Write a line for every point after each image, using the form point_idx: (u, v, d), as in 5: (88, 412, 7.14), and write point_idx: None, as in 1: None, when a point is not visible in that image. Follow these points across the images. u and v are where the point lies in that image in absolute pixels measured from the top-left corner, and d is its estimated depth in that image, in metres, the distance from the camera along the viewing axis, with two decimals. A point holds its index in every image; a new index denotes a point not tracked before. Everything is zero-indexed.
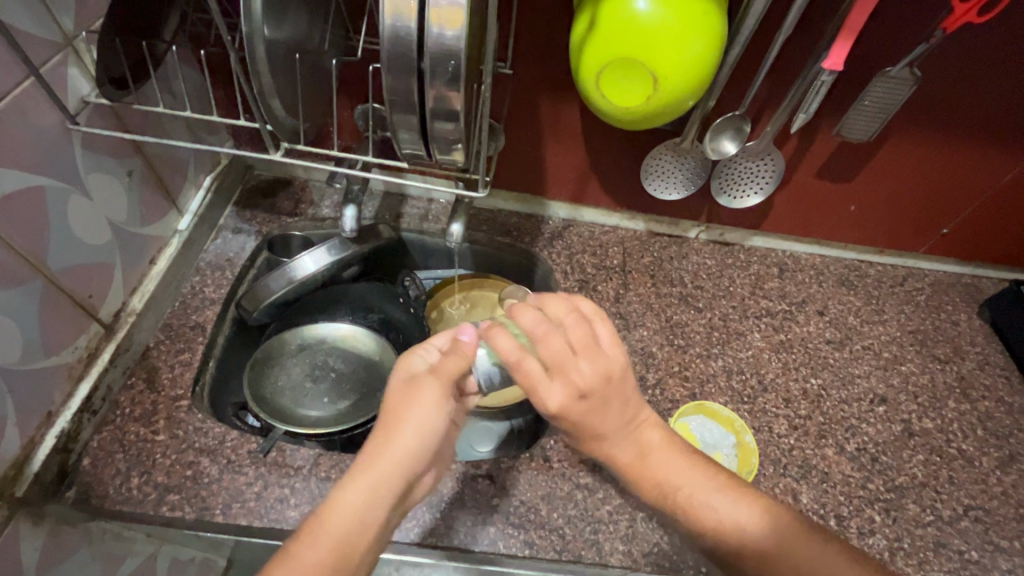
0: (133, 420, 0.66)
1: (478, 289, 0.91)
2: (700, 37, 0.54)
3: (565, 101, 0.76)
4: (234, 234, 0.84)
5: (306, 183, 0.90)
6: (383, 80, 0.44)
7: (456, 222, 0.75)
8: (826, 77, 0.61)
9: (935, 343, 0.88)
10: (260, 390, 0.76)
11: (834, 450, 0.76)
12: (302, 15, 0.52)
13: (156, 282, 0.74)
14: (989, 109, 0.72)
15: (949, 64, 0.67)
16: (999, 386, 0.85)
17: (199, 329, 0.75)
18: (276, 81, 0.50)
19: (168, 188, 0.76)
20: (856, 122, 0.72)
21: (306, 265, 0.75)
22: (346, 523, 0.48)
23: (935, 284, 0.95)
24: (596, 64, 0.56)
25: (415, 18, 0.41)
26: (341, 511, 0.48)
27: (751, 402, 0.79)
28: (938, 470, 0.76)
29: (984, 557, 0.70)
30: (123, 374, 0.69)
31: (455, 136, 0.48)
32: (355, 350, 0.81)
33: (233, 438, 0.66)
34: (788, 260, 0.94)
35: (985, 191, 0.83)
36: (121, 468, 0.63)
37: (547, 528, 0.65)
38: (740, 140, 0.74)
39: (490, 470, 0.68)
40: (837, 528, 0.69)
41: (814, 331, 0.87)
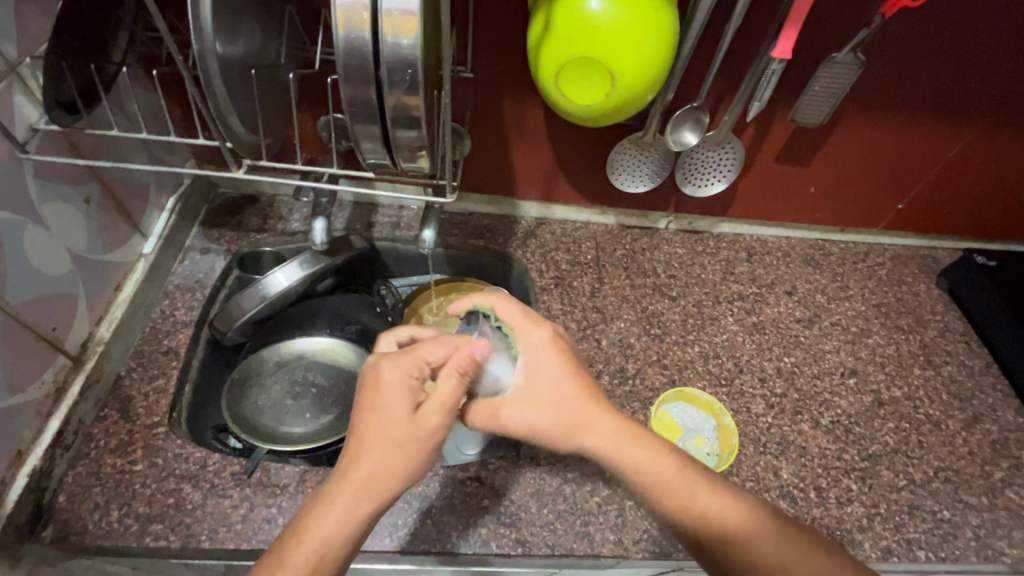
0: (109, 452, 0.65)
1: (455, 292, 0.90)
2: (652, 33, 0.55)
3: (528, 102, 0.76)
4: (202, 254, 0.82)
5: (273, 198, 0.89)
6: (342, 91, 0.44)
7: (428, 229, 0.75)
8: (776, 66, 0.63)
9: (898, 315, 0.92)
10: (240, 411, 0.75)
11: (810, 425, 0.78)
12: (256, 30, 0.52)
13: (124, 308, 0.72)
14: (932, 86, 0.75)
15: (891, 46, 0.70)
16: (959, 350, 0.90)
17: (172, 354, 0.73)
18: (233, 98, 0.50)
19: (129, 211, 0.74)
20: (808, 107, 0.74)
21: (278, 281, 0.74)
22: (327, 551, 0.44)
23: (895, 257, 0.99)
24: (554, 64, 0.57)
25: (368, 28, 0.41)
26: (323, 535, 0.45)
27: (729, 385, 0.81)
28: (907, 436, 0.79)
29: (955, 515, 0.73)
30: (95, 406, 0.67)
31: (418, 143, 0.48)
32: (335, 363, 0.80)
33: (214, 462, 0.65)
34: (755, 244, 0.97)
35: (935, 165, 0.87)
36: (99, 502, 0.62)
37: (538, 524, 0.65)
38: (700, 131, 0.76)
39: (478, 472, 0.68)
40: (817, 500, 0.72)
41: (784, 311, 0.90)
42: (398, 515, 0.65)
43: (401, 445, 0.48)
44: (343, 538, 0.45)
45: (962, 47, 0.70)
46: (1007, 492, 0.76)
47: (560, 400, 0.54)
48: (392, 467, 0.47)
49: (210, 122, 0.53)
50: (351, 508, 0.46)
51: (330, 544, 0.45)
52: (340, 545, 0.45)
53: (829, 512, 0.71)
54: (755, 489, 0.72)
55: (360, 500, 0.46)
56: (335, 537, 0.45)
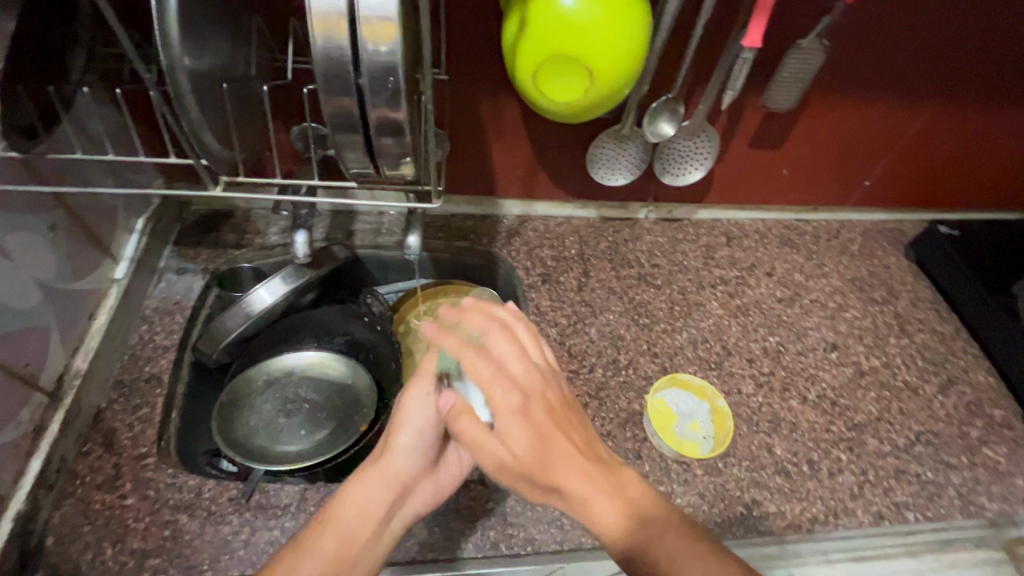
0: (95, 489, 0.62)
1: (443, 297, 0.89)
2: (627, 28, 0.55)
3: (505, 101, 0.76)
4: (178, 275, 0.80)
5: (248, 212, 0.86)
6: (322, 102, 0.43)
7: (412, 234, 0.74)
8: (747, 54, 0.64)
9: (872, 288, 0.96)
10: (232, 435, 0.72)
11: (798, 401, 0.81)
12: (224, 43, 0.50)
13: (100, 336, 0.70)
14: (891, 65, 0.78)
15: (851, 30, 0.73)
16: (930, 318, 0.94)
17: (155, 381, 0.71)
18: (206, 114, 0.48)
19: (98, 236, 0.71)
20: (777, 92, 0.76)
21: (261, 298, 0.72)
22: (348, 519, 0.53)
23: (865, 232, 1.03)
24: (531, 63, 0.57)
25: (347, 37, 0.40)
26: (345, 507, 0.53)
27: (719, 367, 0.83)
28: (889, 404, 0.82)
29: (938, 476, 0.76)
30: (77, 442, 0.65)
31: (402, 151, 0.48)
32: (326, 376, 0.79)
33: (210, 488, 0.64)
34: (733, 228, 0.99)
35: (898, 142, 0.90)
36: (90, 542, 0.59)
37: (545, 521, 0.66)
38: (676, 121, 0.76)
39: (482, 475, 0.68)
40: (810, 472, 0.74)
41: (766, 292, 0.93)
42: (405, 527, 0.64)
43: (401, 422, 0.56)
44: (359, 509, 0.53)
45: (918, 25, 0.73)
46: (983, 450, 0.79)
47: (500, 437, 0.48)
48: (394, 441, 0.56)
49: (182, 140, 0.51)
50: (367, 484, 0.54)
51: (351, 516, 0.53)
52: (357, 517, 0.53)
53: (822, 483, 0.73)
54: (752, 468, 0.73)
55: (372, 474, 0.55)
56: (351, 508, 0.53)
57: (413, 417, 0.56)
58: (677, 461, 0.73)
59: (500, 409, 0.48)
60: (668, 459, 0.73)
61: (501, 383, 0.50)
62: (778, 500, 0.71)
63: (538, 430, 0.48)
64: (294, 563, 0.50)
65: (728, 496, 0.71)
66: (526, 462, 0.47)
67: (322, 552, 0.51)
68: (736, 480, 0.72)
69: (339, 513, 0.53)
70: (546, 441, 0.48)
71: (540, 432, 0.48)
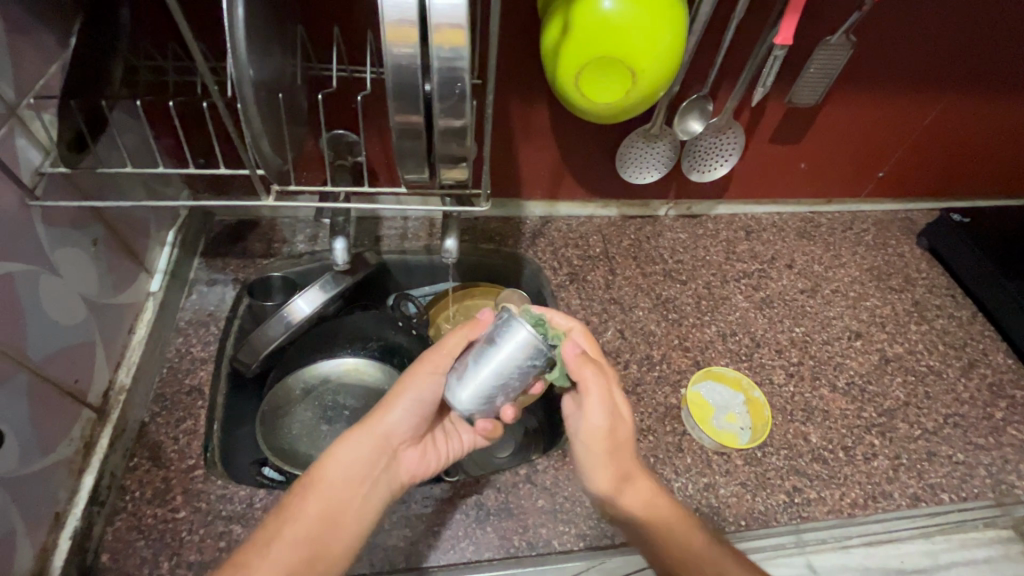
0: (147, 503, 0.62)
1: (470, 298, 0.91)
2: (668, 26, 0.56)
3: (533, 104, 0.77)
4: (209, 287, 0.79)
5: (274, 222, 0.86)
6: (391, 110, 0.43)
7: (449, 238, 0.74)
8: (779, 51, 0.65)
9: (888, 276, 0.98)
10: (277, 444, 0.74)
11: (829, 389, 0.83)
12: (277, 54, 0.51)
13: (140, 350, 0.69)
14: (906, 57, 0.80)
15: (869, 26, 0.75)
16: (947, 304, 0.96)
17: (196, 393, 0.70)
18: (264, 125, 0.48)
19: (135, 250, 0.71)
20: (804, 89, 0.78)
21: (300, 308, 0.72)
22: (333, 483, 0.55)
23: (878, 222, 1.05)
24: (574, 65, 0.58)
25: (416, 43, 0.40)
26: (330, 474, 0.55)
27: (749, 359, 0.84)
28: (916, 388, 0.84)
29: (968, 457, 0.78)
30: (125, 457, 0.64)
31: (462, 155, 0.48)
32: (364, 381, 0.77)
33: (261, 498, 0.64)
34: (751, 222, 1.01)
35: (911, 134, 0.92)
36: (147, 556, 0.59)
37: (595, 517, 0.67)
38: (705, 119, 0.78)
39: (529, 474, 0.69)
40: (847, 458, 0.76)
41: (788, 283, 0.94)
42: (458, 528, 0.65)
43: (395, 397, 0.59)
44: (344, 472, 0.55)
45: (938, 18, 0.75)
46: (1009, 429, 0.82)
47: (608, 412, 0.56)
48: (385, 412, 0.59)
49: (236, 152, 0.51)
50: (354, 448, 0.57)
51: (337, 479, 0.55)
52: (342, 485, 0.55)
53: (858, 468, 0.75)
54: (790, 456, 0.75)
55: (359, 442, 0.57)
56: (337, 473, 0.55)
57: (407, 392, 0.58)
58: (717, 452, 0.74)
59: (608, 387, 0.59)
60: (708, 451, 0.74)
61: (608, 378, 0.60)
62: (818, 487, 0.73)
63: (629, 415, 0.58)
64: (279, 528, 0.52)
65: (769, 484, 0.72)
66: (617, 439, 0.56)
67: (305, 517, 0.53)
68: (775, 469, 0.74)
69: (323, 479, 0.55)
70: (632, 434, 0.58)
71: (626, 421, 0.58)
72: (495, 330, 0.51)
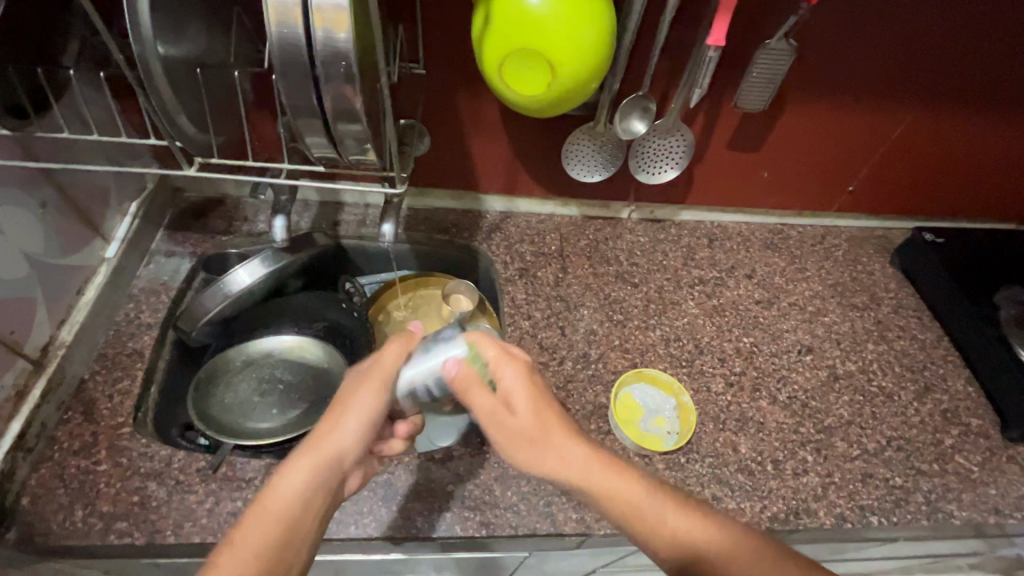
0: (73, 454, 0.65)
1: (421, 288, 0.93)
2: (588, 22, 0.57)
3: (482, 96, 0.79)
4: (167, 258, 0.83)
5: (237, 200, 0.90)
6: (278, 84, 0.46)
7: (387, 223, 0.76)
8: (713, 53, 0.65)
9: (853, 294, 0.95)
10: (206, 409, 0.76)
11: (767, 401, 0.81)
12: (201, 32, 0.54)
13: (86, 311, 0.73)
14: (864, 65, 0.78)
15: (820, 34, 0.74)
16: (912, 325, 0.93)
17: (137, 356, 0.74)
18: (178, 97, 0.51)
19: (88, 216, 0.75)
20: (750, 93, 0.76)
21: (241, 278, 0.75)
22: (288, 514, 0.48)
23: (851, 238, 1.03)
24: (495, 57, 0.59)
25: (301, 23, 0.43)
26: (280, 502, 0.49)
27: (689, 365, 0.83)
28: (862, 408, 0.82)
29: (907, 482, 0.76)
30: (59, 409, 0.68)
31: (360, 134, 0.51)
32: (303, 359, 0.83)
33: (180, 459, 0.66)
34: (716, 230, 1.00)
35: (879, 148, 0.90)
36: (64, 503, 0.62)
37: (502, 507, 0.67)
38: (648, 119, 0.78)
39: (443, 458, 0.70)
40: (774, 472, 0.74)
41: (743, 293, 0.93)
42: (365, 504, 0.66)
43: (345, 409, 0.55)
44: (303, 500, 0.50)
45: (892, 29, 0.74)
46: (957, 458, 0.78)
47: (508, 417, 0.53)
48: (339, 428, 0.54)
49: (157, 123, 0.54)
50: (304, 471, 0.51)
51: (287, 506, 0.49)
52: (303, 504, 0.49)
53: (785, 482, 0.73)
54: (714, 465, 0.74)
55: (305, 464, 0.51)
56: (294, 500, 0.49)
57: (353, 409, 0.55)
58: (638, 454, 0.73)
59: (506, 388, 0.55)
60: (629, 451, 0.74)
61: (506, 372, 0.55)
62: (738, 498, 0.71)
63: (541, 403, 0.55)
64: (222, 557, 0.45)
65: (687, 490, 0.71)
66: (527, 433, 0.53)
67: (273, 534, 0.47)
68: (696, 476, 0.73)
69: (279, 501, 0.49)
70: (556, 431, 0.53)
71: (539, 405, 0.54)
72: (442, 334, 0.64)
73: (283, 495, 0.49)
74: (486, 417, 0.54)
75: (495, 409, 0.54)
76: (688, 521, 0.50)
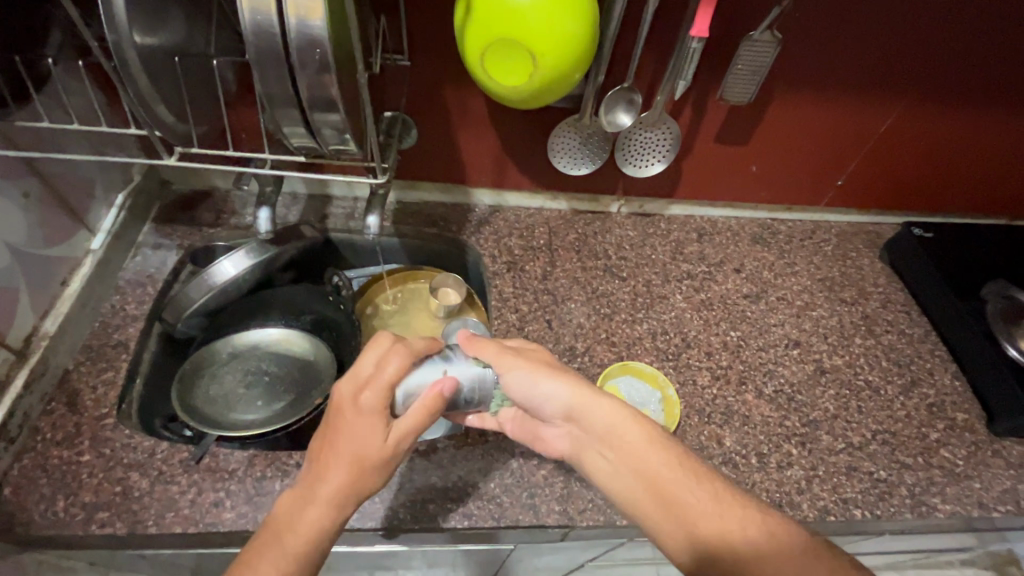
0: (55, 444, 0.65)
1: (410, 282, 0.93)
2: (569, 13, 0.57)
3: (468, 89, 0.78)
4: (153, 250, 0.83)
5: (225, 193, 0.89)
6: (253, 71, 0.46)
7: (372, 216, 0.76)
8: (696, 43, 0.65)
9: (842, 288, 0.95)
10: (190, 400, 0.76)
11: (753, 395, 0.81)
12: (180, 20, 0.54)
13: (70, 303, 0.73)
14: (850, 58, 0.78)
15: (805, 27, 0.73)
16: (900, 320, 0.93)
17: (121, 347, 0.74)
18: (156, 86, 0.51)
19: (73, 207, 0.75)
20: (734, 86, 0.76)
21: (226, 270, 0.76)
22: (307, 548, 0.46)
23: (841, 233, 1.02)
24: (477, 47, 0.59)
25: (275, 10, 0.43)
26: (300, 532, 0.47)
27: (676, 358, 0.83)
28: (848, 402, 0.82)
29: (891, 475, 0.76)
30: (42, 400, 0.68)
31: (338, 123, 0.51)
32: (290, 352, 0.83)
33: (163, 450, 0.66)
34: (705, 225, 1.00)
35: (868, 142, 0.90)
36: (45, 493, 0.62)
37: (485, 498, 0.67)
38: (634, 112, 0.78)
39: (427, 450, 0.70)
40: (758, 465, 0.74)
41: (732, 287, 0.93)
42: None
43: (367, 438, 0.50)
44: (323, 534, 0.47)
45: (879, 21, 0.73)
46: (942, 451, 0.79)
47: (526, 364, 0.60)
48: (361, 461, 0.49)
49: (136, 111, 0.54)
50: (323, 504, 0.48)
51: (305, 539, 0.47)
52: (323, 536, 0.47)
53: (769, 475, 0.73)
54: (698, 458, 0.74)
55: (326, 498, 0.48)
56: (314, 533, 0.47)
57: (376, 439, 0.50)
58: None
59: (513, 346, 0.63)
60: None
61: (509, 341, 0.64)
62: None
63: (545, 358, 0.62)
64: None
65: None
66: (545, 369, 0.59)
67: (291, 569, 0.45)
68: None
69: (297, 532, 0.47)
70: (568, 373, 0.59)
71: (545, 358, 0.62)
72: (457, 348, 0.61)
73: (300, 527, 0.47)
74: (504, 363, 0.59)
75: (511, 357, 0.60)
76: (721, 505, 0.47)
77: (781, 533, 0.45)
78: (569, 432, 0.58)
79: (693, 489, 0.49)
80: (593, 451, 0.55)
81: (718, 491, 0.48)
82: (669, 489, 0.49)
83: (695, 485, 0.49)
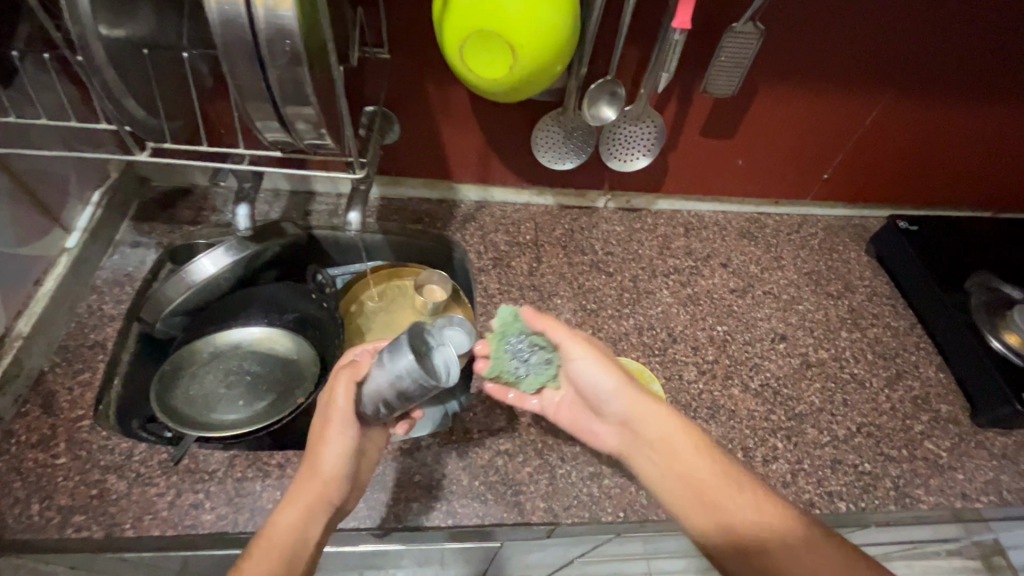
0: (29, 447, 0.64)
1: (394, 279, 0.92)
2: (547, 3, 0.55)
3: (450, 82, 0.77)
4: (132, 248, 0.81)
5: (206, 190, 0.88)
6: (221, 62, 0.44)
7: (353, 212, 0.74)
8: (678, 35, 0.64)
9: (828, 282, 0.95)
10: (168, 401, 0.74)
11: (740, 389, 0.81)
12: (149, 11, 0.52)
13: (45, 302, 0.72)
14: (834, 51, 0.77)
15: (788, 19, 0.73)
16: (886, 313, 0.93)
17: (98, 348, 0.72)
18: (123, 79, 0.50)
19: (46, 205, 0.73)
20: (718, 77, 0.76)
21: (204, 267, 0.77)
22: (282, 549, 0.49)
23: (827, 227, 1.03)
24: (455, 38, 0.58)
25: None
26: (276, 535, 0.50)
27: (662, 354, 0.83)
28: (833, 395, 0.82)
29: (876, 467, 0.76)
30: (16, 402, 0.66)
31: (311, 116, 0.49)
32: (272, 350, 0.80)
33: (141, 451, 0.65)
34: (692, 219, 1.00)
35: (853, 135, 0.90)
36: (19, 498, 0.61)
37: (469, 496, 0.67)
38: (616, 105, 0.77)
39: (410, 448, 0.69)
40: (744, 459, 0.74)
41: (718, 282, 0.93)
42: None
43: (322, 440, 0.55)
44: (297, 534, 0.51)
45: (862, 13, 0.73)
46: (926, 443, 0.79)
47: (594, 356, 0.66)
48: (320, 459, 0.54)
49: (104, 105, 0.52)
50: (292, 507, 0.52)
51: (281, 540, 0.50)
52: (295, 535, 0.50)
53: (755, 470, 0.73)
54: None
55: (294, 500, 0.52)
56: (289, 534, 0.50)
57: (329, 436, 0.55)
58: None
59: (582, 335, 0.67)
60: None
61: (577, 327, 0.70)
62: None
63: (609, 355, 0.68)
64: None
65: None
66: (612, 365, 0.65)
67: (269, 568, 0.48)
68: None
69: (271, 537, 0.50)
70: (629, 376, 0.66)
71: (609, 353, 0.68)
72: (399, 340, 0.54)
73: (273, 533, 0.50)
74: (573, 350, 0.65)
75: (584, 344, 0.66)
76: (757, 505, 0.56)
77: (791, 524, 0.54)
78: (620, 430, 0.66)
79: (734, 493, 0.57)
80: (641, 451, 0.64)
81: (759, 499, 0.56)
82: (715, 496, 0.57)
83: (737, 493, 0.57)
